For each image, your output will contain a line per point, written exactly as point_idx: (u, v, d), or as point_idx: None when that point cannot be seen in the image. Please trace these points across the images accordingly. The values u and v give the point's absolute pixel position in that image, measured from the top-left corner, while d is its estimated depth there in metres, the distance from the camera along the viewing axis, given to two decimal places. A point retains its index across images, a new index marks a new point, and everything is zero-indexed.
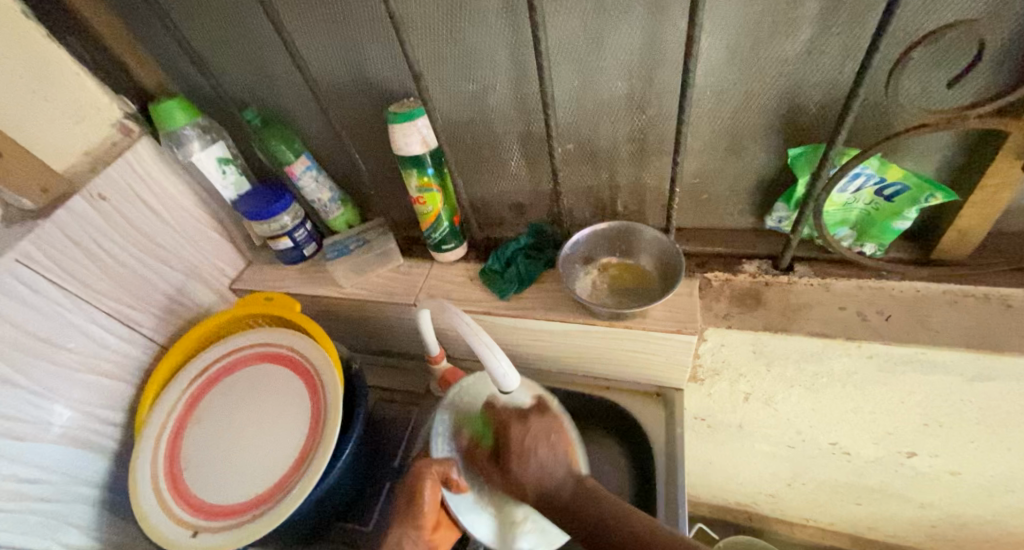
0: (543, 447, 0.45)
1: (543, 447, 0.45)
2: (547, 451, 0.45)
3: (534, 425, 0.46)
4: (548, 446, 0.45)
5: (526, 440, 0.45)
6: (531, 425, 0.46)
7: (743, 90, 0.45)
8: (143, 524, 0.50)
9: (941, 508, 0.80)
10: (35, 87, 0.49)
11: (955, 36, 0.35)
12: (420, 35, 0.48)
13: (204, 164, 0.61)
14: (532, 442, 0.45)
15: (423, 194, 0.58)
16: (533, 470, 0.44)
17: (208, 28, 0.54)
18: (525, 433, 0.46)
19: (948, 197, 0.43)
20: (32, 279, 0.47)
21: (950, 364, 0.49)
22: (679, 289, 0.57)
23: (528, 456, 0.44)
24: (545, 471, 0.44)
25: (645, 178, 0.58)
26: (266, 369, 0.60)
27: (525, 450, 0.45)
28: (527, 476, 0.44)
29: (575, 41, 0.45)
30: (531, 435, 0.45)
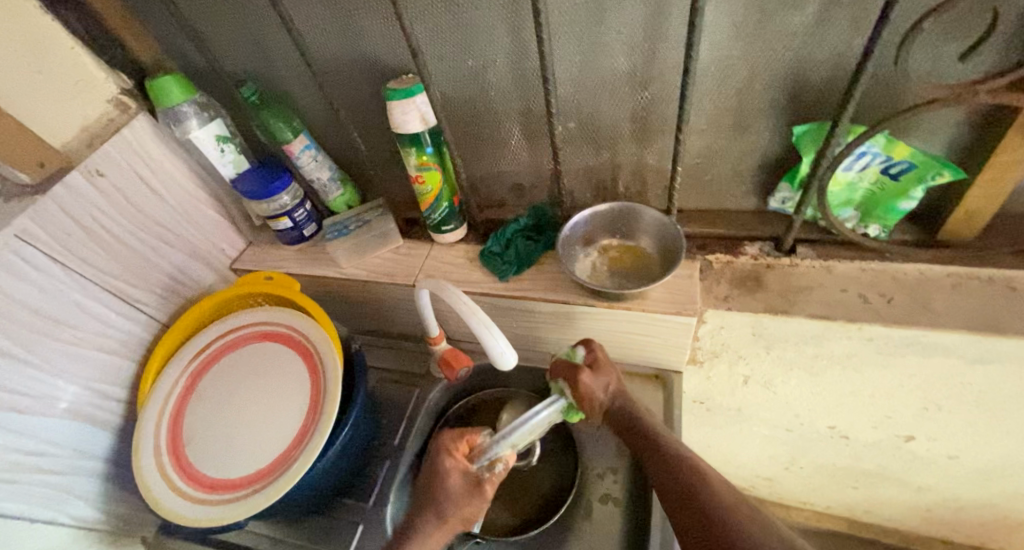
0: (615, 375, 0.53)
1: (616, 380, 0.52)
2: (608, 377, 0.52)
3: (597, 356, 0.54)
4: (620, 372, 0.53)
5: (602, 364, 0.53)
6: (594, 353, 0.54)
7: (748, 66, 0.44)
8: (148, 497, 0.51)
9: (937, 492, 0.81)
10: (30, 61, 0.49)
11: (968, 7, 0.34)
12: (417, 7, 0.47)
13: (202, 142, 0.60)
14: (603, 363, 0.53)
15: (423, 173, 0.58)
16: (601, 393, 0.52)
17: (201, 1, 0.52)
18: (602, 362, 0.53)
19: (957, 174, 0.42)
20: (32, 255, 0.47)
21: (951, 347, 0.49)
22: (680, 271, 0.56)
23: (603, 379, 0.52)
24: (613, 396, 0.52)
25: (648, 158, 0.57)
26: (265, 348, 0.60)
27: (604, 369, 0.53)
28: (600, 394, 0.52)
29: (576, 14, 0.44)
30: (605, 369, 0.52)
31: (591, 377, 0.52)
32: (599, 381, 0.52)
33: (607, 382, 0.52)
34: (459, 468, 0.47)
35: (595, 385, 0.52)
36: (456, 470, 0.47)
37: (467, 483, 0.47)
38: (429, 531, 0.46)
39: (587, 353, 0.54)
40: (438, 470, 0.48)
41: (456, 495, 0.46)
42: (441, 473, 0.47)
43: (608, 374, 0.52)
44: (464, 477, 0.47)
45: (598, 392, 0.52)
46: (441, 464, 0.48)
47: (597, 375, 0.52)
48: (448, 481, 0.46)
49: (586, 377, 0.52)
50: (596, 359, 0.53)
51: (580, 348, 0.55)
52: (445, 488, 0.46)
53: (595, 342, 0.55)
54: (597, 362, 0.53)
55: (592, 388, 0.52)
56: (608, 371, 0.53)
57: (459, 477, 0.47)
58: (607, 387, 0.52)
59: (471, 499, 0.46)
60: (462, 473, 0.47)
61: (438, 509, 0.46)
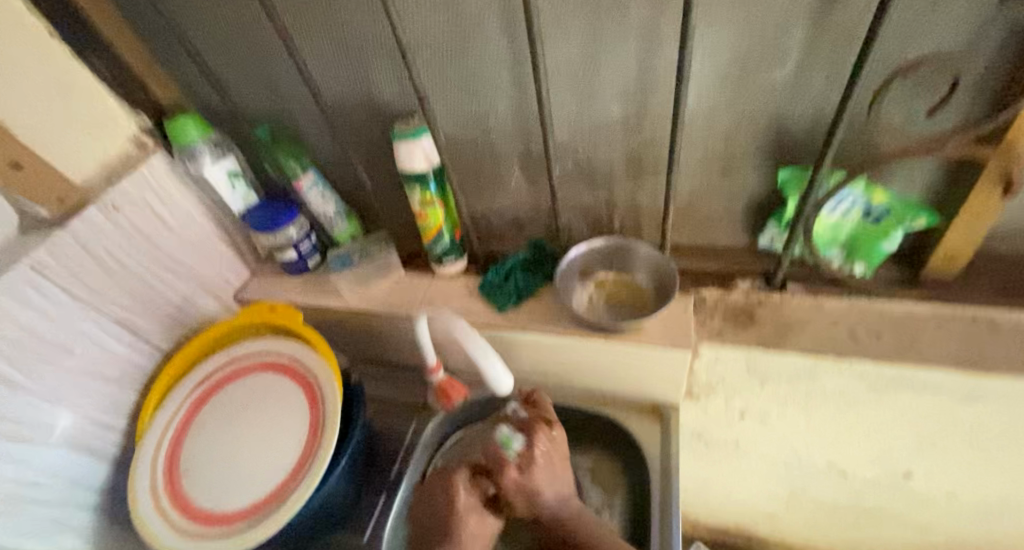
0: (557, 444, 0.53)
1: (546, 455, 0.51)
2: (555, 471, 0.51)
3: (540, 449, 0.50)
4: (555, 462, 0.51)
5: (538, 462, 0.50)
6: (540, 416, 0.54)
7: (735, 115, 0.47)
8: (143, 530, 0.51)
9: (940, 531, 0.79)
10: (59, 103, 0.52)
11: (932, 70, 0.37)
12: (424, 56, 0.50)
13: (213, 177, 0.62)
14: (538, 463, 0.50)
15: (426, 210, 0.60)
16: (537, 489, 0.50)
17: (222, 49, 0.56)
18: (536, 458, 0.50)
19: (931, 220, 0.46)
20: (46, 286, 0.49)
21: (939, 384, 0.50)
22: (674, 305, 0.58)
23: (532, 487, 0.49)
24: (556, 505, 0.51)
25: (641, 197, 0.60)
26: (265, 378, 0.61)
27: (538, 468, 0.50)
28: (525, 498, 0.50)
29: (572, 66, 0.48)
30: (538, 452, 0.50)
31: (517, 478, 0.48)
32: (527, 484, 0.49)
33: (535, 476, 0.49)
34: (473, 507, 0.48)
35: (520, 484, 0.49)
36: (473, 506, 0.48)
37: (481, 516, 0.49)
38: None
39: (522, 448, 0.50)
40: (455, 509, 0.47)
41: (475, 531, 0.48)
42: (460, 512, 0.47)
43: (537, 473, 0.49)
44: (478, 513, 0.48)
45: (518, 494, 0.50)
46: (457, 504, 0.47)
47: (524, 479, 0.49)
48: (467, 522, 0.47)
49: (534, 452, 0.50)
50: (534, 440, 0.51)
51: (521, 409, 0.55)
52: (466, 527, 0.47)
53: (540, 430, 0.51)
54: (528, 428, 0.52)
55: (513, 493, 0.49)
56: (539, 471, 0.50)
57: (476, 516, 0.48)
58: (533, 483, 0.50)
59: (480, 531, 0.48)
60: (475, 509, 0.49)
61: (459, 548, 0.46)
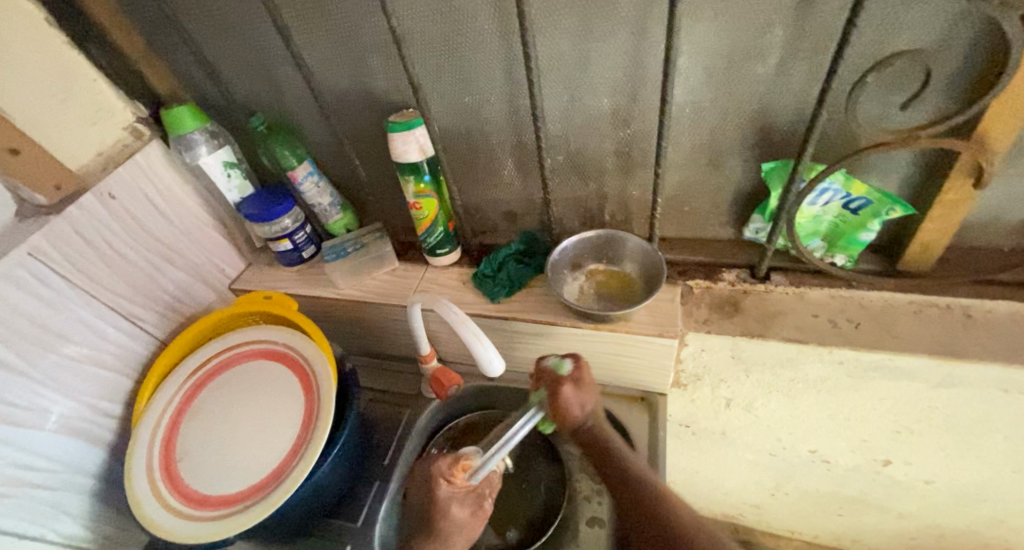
0: (595, 398, 0.49)
1: (594, 398, 0.49)
2: (588, 398, 0.48)
3: (584, 374, 0.49)
4: (594, 400, 0.49)
5: (588, 383, 0.48)
6: (582, 372, 0.49)
7: (720, 109, 0.49)
8: (138, 512, 0.51)
9: (919, 519, 0.82)
10: (57, 91, 0.52)
11: (905, 64, 0.39)
12: (419, 48, 0.51)
13: (210, 167, 0.63)
14: (587, 388, 0.48)
15: (420, 200, 0.61)
16: (578, 412, 0.48)
17: (219, 39, 0.57)
18: (586, 382, 0.48)
19: (907, 211, 0.46)
20: (43, 272, 0.49)
21: (915, 371, 0.52)
22: (662, 295, 0.59)
23: (585, 399, 0.48)
24: (592, 419, 0.48)
25: (631, 190, 0.61)
26: (260, 366, 0.62)
27: (590, 388, 0.48)
28: (579, 410, 0.48)
29: (564, 59, 0.49)
30: (586, 386, 0.48)
31: (572, 393, 0.47)
32: (493, 478, 0.49)
33: (587, 404, 0.48)
34: (456, 493, 0.48)
35: (574, 404, 0.47)
36: (457, 496, 0.48)
37: (466, 505, 0.48)
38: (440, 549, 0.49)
39: (574, 367, 0.49)
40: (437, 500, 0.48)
41: (460, 519, 0.48)
42: (441, 504, 0.48)
43: (590, 395, 0.48)
44: (463, 501, 0.48)
45: (576, 409, 0.48)
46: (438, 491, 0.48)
47: (581, 393, 0.48)
48: (448, 512, 0.48)
49: (569, 392, 0.47)
50: (583, 377, 0.49)
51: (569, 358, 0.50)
52: (448, 516, 0.48)
53: (584, 361, 0.50)
54: (581, 381, 0.48)
55: (572, 404, 0.48)
56: (509, 464, 0.49)
57: (458, 503, 0.48)
58: (584, 408, 0.48)
59: (466, 519, 0.48)
60: (461, 495, 0.48)
61: (443, 536, 0.48)
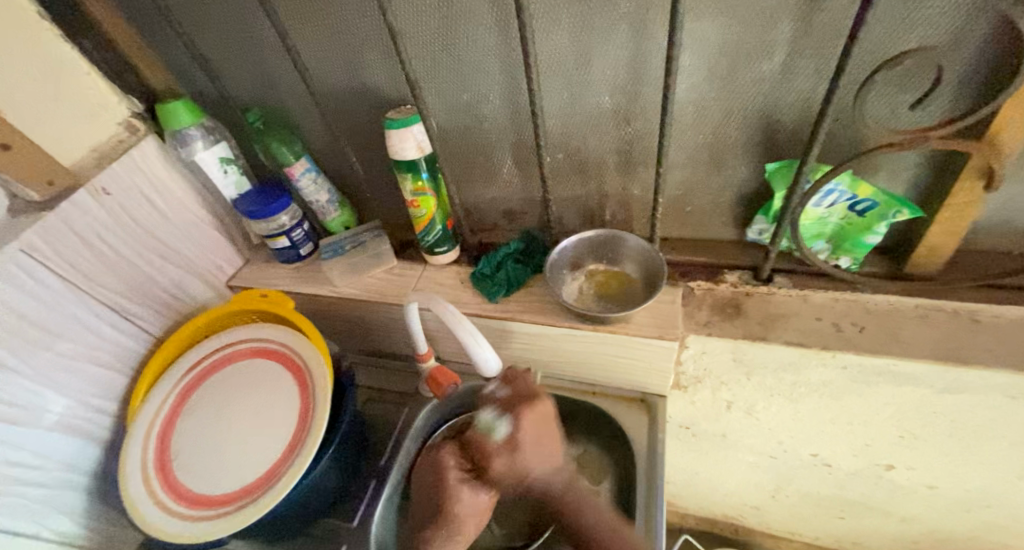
0: (551, 433, 0.48)
1: (544, 451, 0.47)
2: (537, 456, 0.47)
3: (523, 435, 0.46)
4: (543, 441, 0.47)
5: (524, 446, 0.45)
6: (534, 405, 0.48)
7: (723, 107, 0.47)
8: (132, 511, 0.51)
9: (922, 523, 0.81)
10: (49, 86, 0.51)
11: (916, 63, 0.38)
12: (416, 43, 0.50)
13: (206, 164, 0.63)
14: (525, 441, 0.45)
15: (418, 198, 0.60)
16: (508, 485, 0.47)
17: (214, 34, 0.56)
18: (521, 438, 0.45)
19: (914, 214, 0.45)
20: (36, 269, 0.49)
21: (921, 376, 0.51)
22: (662, 296, 0.58)
23: (521, 465, 0.46)
24: (544, 478, 0.48)
25: (632, 189, 0.60)
26: (256, 365, 0.61)
27: (528, 453, 0.46)
28: (517, 477, 0.47)
29: (563, 55, 0.48)
30: (530, 441, 0.46)
31: (504, 466, 0.46)
32: (518, 466, 0.46)
33: (529, 467, 0.46)
34: (465, 477, 0.47)
35: (510, 474, 0.46)
36: (465, 479, 0.47)
37: (476, 490, 0.47)
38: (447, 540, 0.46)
39: (509, 430, 0.46)
40: (446, 484, 0.47)
41: (473, 502, 0.47)
42: (452, 486, 0.46)
43: (530, 459, 0.46)
44: (472, 485, 0.47)
45: (510, 481, 0.47)
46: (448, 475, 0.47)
47: (515, 458, 0.45)
48: (459, 497, 0.46)
49: (503, 466, 0.45)
50: (519, 440, 0.46)
51: (501, 420, 0.46)
52: (459, 498, 0.46)
53: (523, 409, 0.46)
54: (519, 442, 0.45)
55: (507, 473, 0.46)
56: (529, 450, 0.46)
57: (468, 487, 0.47)
58: (526, 473, 0.47)
59: (478, 505, 0.47)
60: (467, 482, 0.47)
61: (455, 522, 0.46)
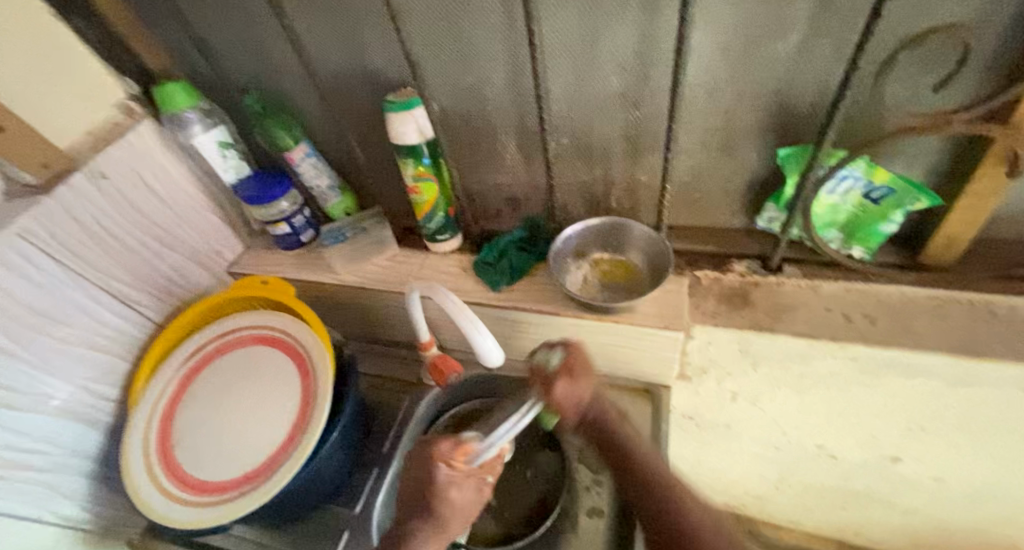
0: (591, 383, 0.49)
1: (591, 384, 0.49)
2: (581, 386, 0.48)
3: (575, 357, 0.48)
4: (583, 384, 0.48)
5: (579, 371, 0.48)
6: (573, 358, 0.48)
7: (735, 90, 0.46)
8: (135, 497, 0.52)
9: (926, 514, 0.81)
10: (42, 67, 0.50)
11: (941, 41, 0.36)
12: (417, 22, 0.49)
13: (205, 146, 0.62)
14: (584, 373, 0.48)
15: (420, 184, 0.59)
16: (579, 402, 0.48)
17: (210, 13, 0.54)
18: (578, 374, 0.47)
19: (933, 201, 0.43)
20: (34, 255, 0.48)
21: (932, 369, 0.50)
22: (668, 286, 0.57)
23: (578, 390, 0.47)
24: (596, 398, 0.50)
25: (639, 175, 0.59)
26: (257, 352, 0.61)
27: (582, 375, 0.48)
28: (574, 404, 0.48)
29: (570, 35, 0.46)
30: (582, 370, 0.48)
31: (569, 386, 0.47)
32: (577, 389, 0.47)
33: (584, 394, 0.48)
34: (457, 479, 0.41)
35: (571, 398, 0.47)
36: (455, 481, 0.42)
37: (468, 487, 0.43)
38: (429, 537, 0.44)
39: (562, 357, 0.48)
40: (434, 486, 0.41)
41: (459, 502, 0.43)
42: (438, 489, 0.41)
43: (583, 384, 0.48)
44: (462, 486, 0.42)
45: (571, 401, 0.48)
46: (438, 477, 0.41)
47: (573, 385, 0.47)
48: (448, 497, 0.42)
49: (563, 390, 0.47)
50: (574, 366, 0.48)
51: (556, 350, 0.48)
52: (447, 500, 0.42)
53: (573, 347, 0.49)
54: (573, 369, 0.48)
55: (568, 397, 0.48)
56: (583, 379, 0.48)
57: (458, 488, 0.42)
58: (582, 399, 0.48)
59: (468, 501, 0.44)
60: (459, 483, 0.42)
61: (441, 520, 0.43)
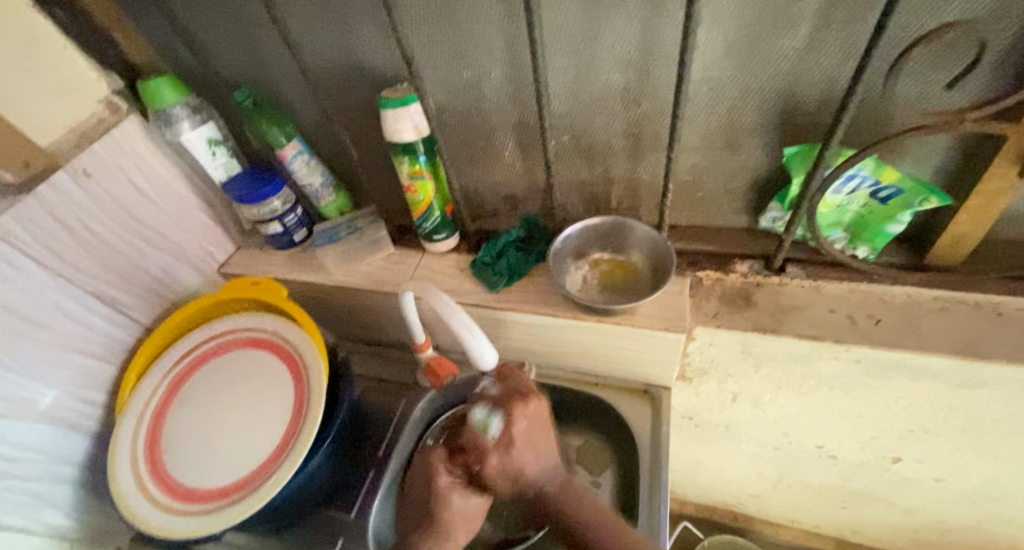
0: (535, 450, 0.46)
1: (535, 452, 0.46)
2: (525, 451, 0.45)
3: (517, 424, 0.44)
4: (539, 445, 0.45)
5: (517, 447, 0.44)
6: (513, 390, 0.48)
7: (741, 86, 0.44)
8: (121, 505, 0.50)
9: (925, 513, 0.80)
10: (21, 60, 0.48)
11: (956, 37, 0.35)
12: (412, 15, 0.47)
13: (194, 144, 0.60)
14: (518, 441, 0.44)
15: (415, 182, 0.57)
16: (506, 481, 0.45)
17: (196, 5, 0.52)
18: (513, 434, 0.44)
19: (942, 202, 0.43)
20: (14, 257, 0.46)
21: (938, 371, 0.49)
22: (669, 287, 0.56)
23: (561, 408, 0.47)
24: (534, 473, 0.47)
25: (640, 174, 0.58)
26: (249, 355, 0.60)
27: (519, 446, 0.44)
28: (511, 478, 0.45)
29: (570, 29, 0.44)
30: (519, 443, 0.45)
31: (498, 464, 0.44)
32: (511, 465, 0.44)
33: (523, 467, 0.45)
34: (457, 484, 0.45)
35: (502, 475, 0.44)
36: (455, 486, 0.45)
37: (468, 495, 0.46)
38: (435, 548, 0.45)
39: (501, 427, 0.44)
40: (436, 491, 0.45)
41: (461, 509, 0.45)
42: (441, 493, 0.44)
43: (525, 455, 0.45)
44: (463, 491, 0.45)
45: (502, 476, 0.45)
46: (438, 481, 0.45)
47: (507, 461, 0.44)
48: (448, 503, 0.44)
49: (495, 465, 0.44)
50: (513, 440, 0.44)
51: (490, 413, 0.45)
52: (448, 506, 0.44)
53: (516, 407, 0.44)
54: (510, 442, 0.44)
55: (500, 474, 0.45)
56: (520, 452, 0.44)
57: (458, 494, 0.45)
58: (518, 473, 0.45)
59: (471, 509, 0.46)
60: (459, 487, 0.45)
61: (443, 529, 0.44)
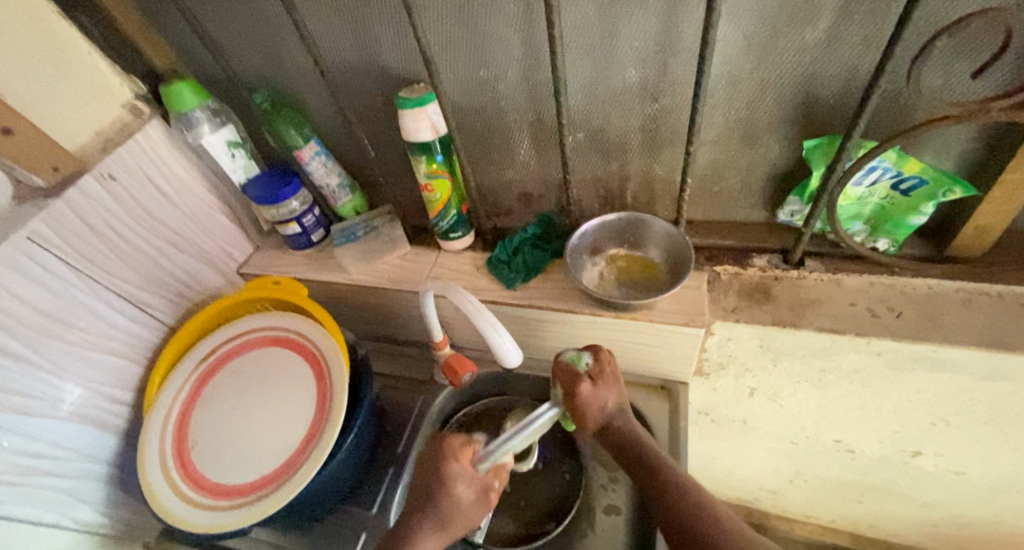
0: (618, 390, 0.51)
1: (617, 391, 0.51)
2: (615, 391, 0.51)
3: (606, 370, 0.51)
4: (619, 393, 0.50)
5: (605, 373, 0.50)
6: (604, 365, 0.51)
7: (760, 80, 0.44)
8: (151, 500, 0.51)
9: (945, 508, 0.80)
10: (49, 67, 0.49)
11: (981, 26, 0.35)
12: (430, 15, 0.47)
13: (213, 147, 0.61)
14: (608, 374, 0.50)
15: (432, 181, 0.58)
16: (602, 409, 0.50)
17: (216, 9, 0.53)
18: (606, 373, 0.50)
19: (967, 192, 0.42)
20: (44, 259, 0.47)
21: (961, 363, 0.49)
22: (688, 282, 0.56)
23: (602, 396, 0.49)
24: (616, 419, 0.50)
25: (657, 169, 0.58)
26: (271, 353, 0.60)
27: (608, 380, 0.50)
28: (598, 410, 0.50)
29: (589, 26, 0.45)
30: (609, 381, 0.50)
31: (591, 390, 0.49)
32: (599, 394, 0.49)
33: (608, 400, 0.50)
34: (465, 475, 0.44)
35: (594, 401, 0.49)
36: (461, 476, 0.44)
37: (473, 488, 0.44)
38: (429, 540, 0.44)
39: (592, 362, 0.51)
40: (444, 479, 0.44)
41: (464, 500, 0.44)
42: (448, 480, 0.43)
43: (609, 393, 0.50)
44: (470, 483, 0.44)
45: (597, 408, 0.50)
46: (447, 470, 0.44)
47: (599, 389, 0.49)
48: (454, 493, 0.43)
49: (588, 390, 0.49)
50: (602, 371, 0.50)
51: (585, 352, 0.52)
52: (452, 495, 0.44)
53: (605, 351, 0.51)
54: (601, 374, 0.50)
55: (593, 401, 0.50)
56: (607, 385, 0.50)
57: (465, 485, 0.44)
58: (606, 406, 0.50)
59: (475, 504, 0.45)
60: (467, 479, 0.44)
61: (444, 517, 0.44)
